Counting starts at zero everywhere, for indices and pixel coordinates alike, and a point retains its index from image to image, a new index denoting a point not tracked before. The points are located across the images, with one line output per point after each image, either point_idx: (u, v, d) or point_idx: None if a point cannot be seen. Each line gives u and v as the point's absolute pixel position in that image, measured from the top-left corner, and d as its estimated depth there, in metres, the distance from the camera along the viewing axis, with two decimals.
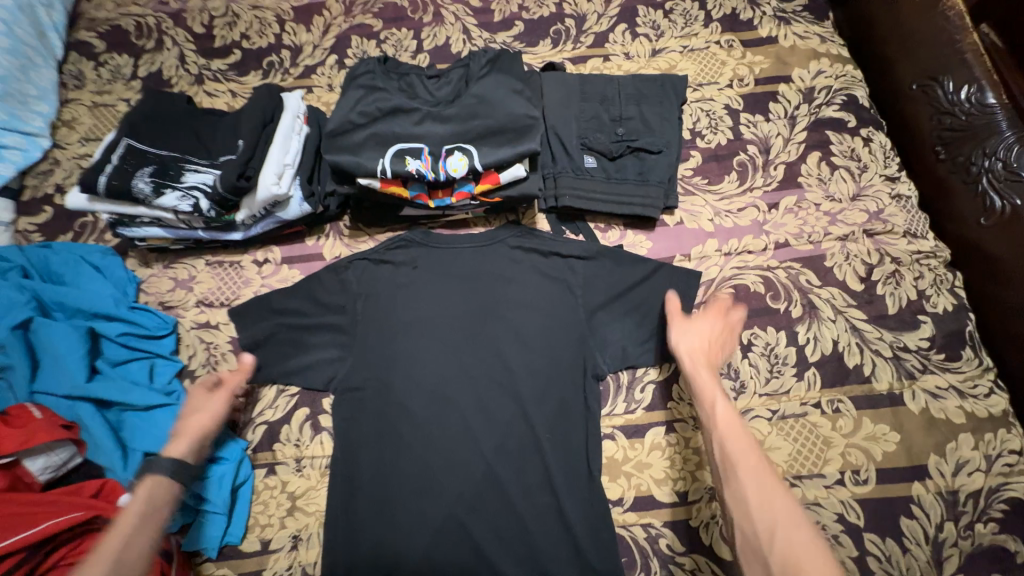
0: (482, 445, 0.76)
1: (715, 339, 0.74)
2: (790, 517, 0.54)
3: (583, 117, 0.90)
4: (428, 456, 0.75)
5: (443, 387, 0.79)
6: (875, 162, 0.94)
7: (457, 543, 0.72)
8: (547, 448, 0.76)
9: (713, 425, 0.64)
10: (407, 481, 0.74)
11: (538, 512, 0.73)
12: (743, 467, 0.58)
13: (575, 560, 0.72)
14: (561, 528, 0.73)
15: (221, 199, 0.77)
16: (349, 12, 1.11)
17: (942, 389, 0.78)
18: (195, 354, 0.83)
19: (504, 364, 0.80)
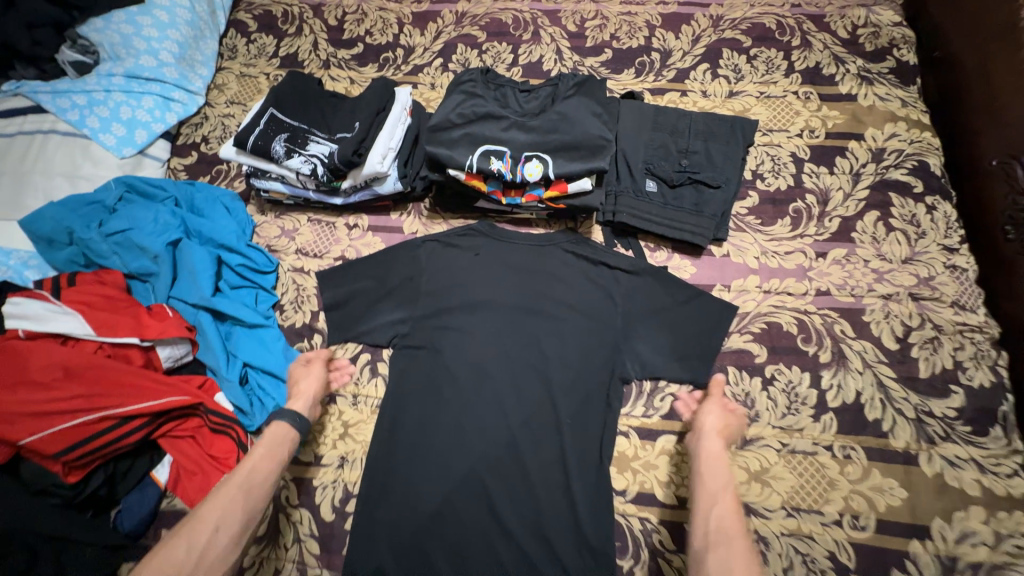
0: (509, 417, 0.86)
1: (729, 423, 0.81)
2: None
3: (652, 145, 0.99)
4: (461, 417, 0.87)
5: (484, 361, 0.90)
6: (935, 230, 0.95)
7: (474, 496, 0.82)
8: (566, 431, 0.85)
9: (709, 506, 0.72)
10: (440, 434, 0.86)
11: (548, 485, 0.82)
12: (733, 550, 0.66)
13: (574, 533, 0.80)
14: (566, 503, 0.81)
15: (335, 168, 0.93)
16: (460, 22, 1.26)
17: (961, 459, 0.79)
18: (286, 293, 0.99)
19: (540, 351, 0.90)
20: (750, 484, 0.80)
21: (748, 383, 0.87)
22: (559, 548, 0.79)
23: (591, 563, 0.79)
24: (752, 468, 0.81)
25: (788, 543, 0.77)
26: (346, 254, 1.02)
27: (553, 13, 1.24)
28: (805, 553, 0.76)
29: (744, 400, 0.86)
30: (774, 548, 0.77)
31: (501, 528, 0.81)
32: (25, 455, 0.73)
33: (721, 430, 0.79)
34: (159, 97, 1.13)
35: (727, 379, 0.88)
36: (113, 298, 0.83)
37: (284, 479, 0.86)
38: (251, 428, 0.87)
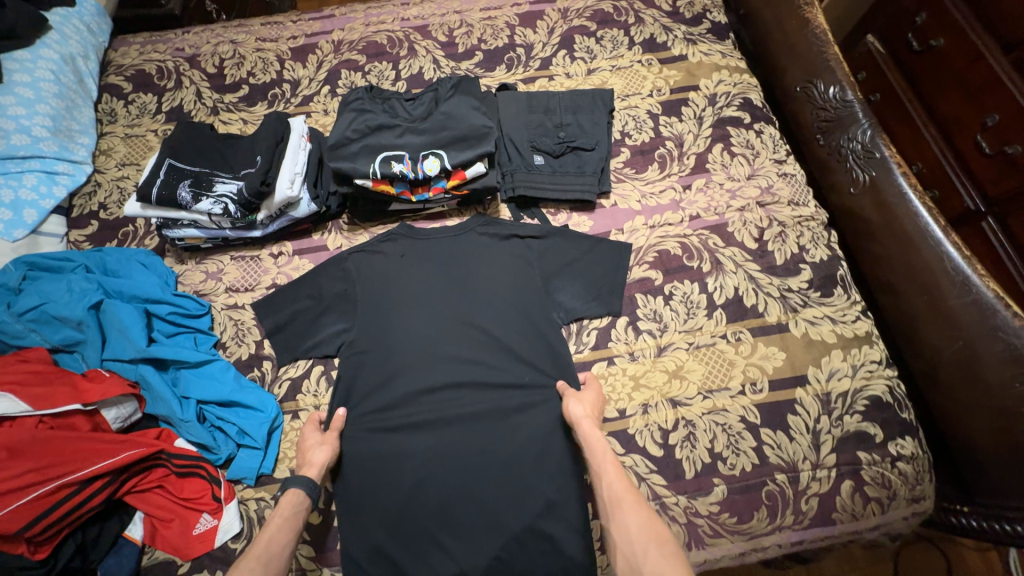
0: (465, 384, 0.97)
1: (598, 403, 0.91)
2: (659, 534, 0.72)
3: (532, 125, 1.13)
4: (423, 398, 0.96)
5: (432, 343, 1.00)
6: (765, 148, 1.18)
7: (448, 459, 0.91)
8: (517, 383, 0.97)
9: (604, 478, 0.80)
10: (408, 417, 0.95)
11: (512, 432, 0.93)
12: (627, 504, 0.76)
13: (543, 462, 0.91)
14: (531, 441, 0.93)
15: (246, 203, 0.98)
16: (338, 50, 1.34)
17: (818, 318, 1.01)
18: (225, 330, 1.02)
19: (479, 322, 1.01)
20: (671, 382, 0.96)
21: (654, 303, 1.03)
22: (533, 479, 0.90)
23: (563, 482, 0.90)
24: (670, 369, 0.97)
25: (710, 419, 0.93)
26: (278, 281, 1.07)
27: (422, 28, 1.36)
28: (724, 423, 0.93)
29: (654, 318, 1.02)
30: (700, 427, 0.93)
31: (478, 478, 0.90)
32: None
33: (590, 411, 0.88)
34: (42, 173, 1.11)
35: (637, 305, 1.04)
36: (44, 372, 0.83)
37: (264, 500, 0.89)
38: (218, 462, 0.91)
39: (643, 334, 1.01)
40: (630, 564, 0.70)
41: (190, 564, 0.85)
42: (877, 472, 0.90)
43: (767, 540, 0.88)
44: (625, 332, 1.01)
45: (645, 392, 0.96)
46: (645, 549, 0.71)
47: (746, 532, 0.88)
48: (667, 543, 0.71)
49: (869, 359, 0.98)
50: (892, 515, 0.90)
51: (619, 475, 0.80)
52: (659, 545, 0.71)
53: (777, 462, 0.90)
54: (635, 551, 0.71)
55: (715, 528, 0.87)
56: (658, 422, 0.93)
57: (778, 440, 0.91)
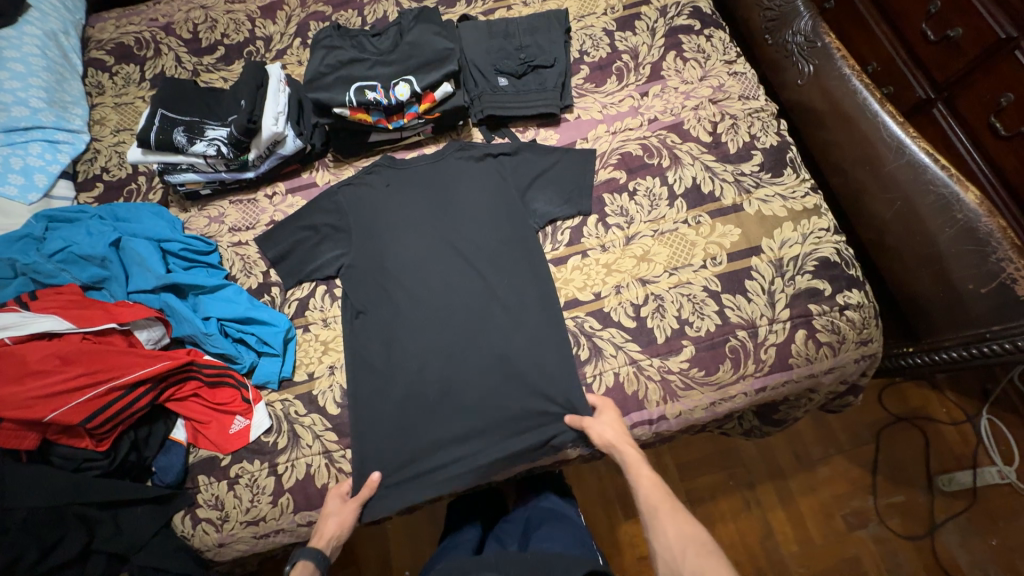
0: (457, 291, 1.07)
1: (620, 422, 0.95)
2: (697, 537, 0.79)
3: (493, 50, 1.21)
4: (420, 306, 1.06)
5: (423, 260, 1.10)
6: (716, 51, 1.25)
7: (448, 355, 1.02)
8: (503, 287, 1.07)
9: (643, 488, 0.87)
10: (407, 322, 1.05)
11: (503, 327, 1.04)
12: (663, 512, 0.84)
13: (533, 350, 1.02)
14: (522, 333, 1.03)
15: (237, 143, 1.07)
16: (304, 4, 1.41)
17: (770, 197, 1.10)
18: (234, 264, 1.12)
19: (462, 238, 1.11)
20: (640, 265, 1.06)
21: (620, 200, 1.13)
22: (524, 365, 1.01)
23: (553, 362, 1.01)
24: (639, 254, 1.07)
25: (676, 292, 1.04)
26: (275, 217, 1.17)
27: None
28: (689, 294, 1.03)
29: (621, 213, 1.12)
30: (668, 299, 1.03)
31: (475, 369, 1.01)
32: (52, 440, 0.88)
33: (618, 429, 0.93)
34: (45, 141, 1.20)
35: (605, 203, 1.13)
36: (82, 301, 0.95)
37: (288, 399, 1.01)
38: (243, 371, 1.02)
39: (612, 227, 1.11)
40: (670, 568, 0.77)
41: (230, 458, 0.97)
42: (828, 320, 1.01)
43: (733, 389, 1.00)
44: (596, 228, 1.11)
45: (617, 276, 1.06)
46: (683, 554, 0.77)
47: (713, 383, 0.99)
48: (703, 545, 0.78)
49: (818, 227, 1.07)
50: (844, 358, 1.02)
51: (653, 482, 0.88)
52: (698, 547, 0.78)
53: (737, 321, 1.01)
54: (674, 554, 0.78)
55: (685, 382, 0.99)
56: (630, 299, 1.04)
57: (737, 302, 1.02)
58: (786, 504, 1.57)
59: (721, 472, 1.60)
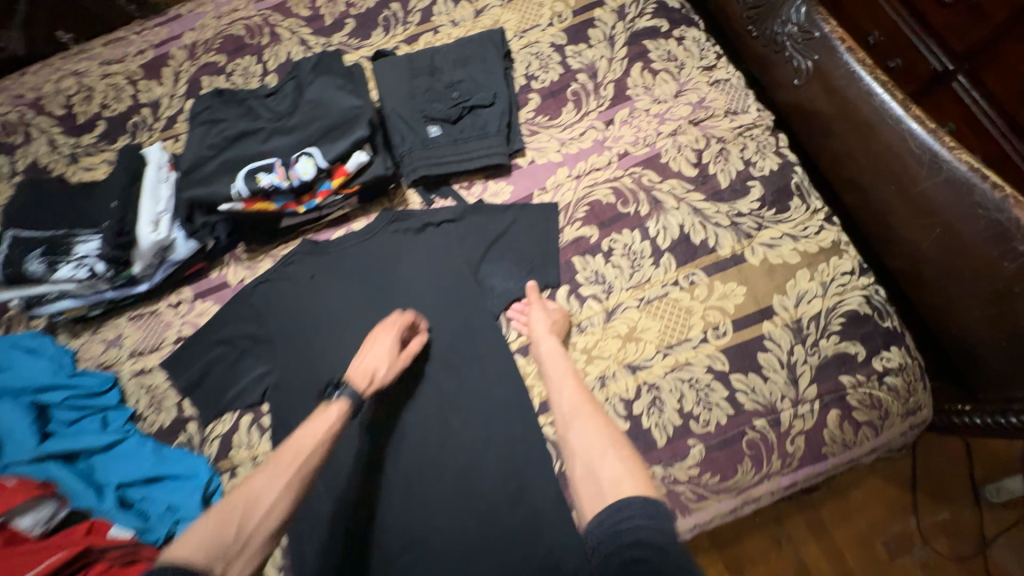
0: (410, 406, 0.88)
1: (558, 324, 0.86)
2: (617, 439, 0.68)
3: (419, 92, 0.98)
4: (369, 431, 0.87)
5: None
6: (690, 57, 1.02)
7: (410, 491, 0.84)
8: (466, 395, 0.88)
9: (563, 389, 0.77)
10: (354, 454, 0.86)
11: (472, 447, 0.85)
12: (583, 413, 0.73)
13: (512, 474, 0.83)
14: (495, 453, 0.84)
15: (112, 258, 0.86)
16: (193, 55, 1.17)
17: (776, 239, 0.89)
18: (139, 399, 0.92)
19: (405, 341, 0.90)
20: (626, 347, 0.87)
21: (594, 263, 0.92)
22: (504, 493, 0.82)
23: (536, 491, 0.82)
24: (623, 332, 0.87)
25: (675, 378, 0.84)
26: (183, 332, 0.96)
27: (280, 7, 1.18)
28: (689, 379, 0.84)
29: (596, 280, 0.91)
30: (665, 388, 0.84)
31: (437, 504, 0.83)
32: None
33: (550, 331, 0.84)
34: None
35: (576, 269, 0.92)
36: None
37: None
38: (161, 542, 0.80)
39: (588, 300, 0.90)
40: (584, 469, 0.66)
41: None
42: (865, 393, 0.81)
43: (757, 491, 0.81)
44: (568, 302, 0.91)
45: (600, 364, 0.87)
46: (602, 454, 0.66)
47: (732, 489, 0.81)
48: (619, 445, 0.67)
49: (840, 271, 0.87)
50: (888, 435, 0.83)
51: (575, 386, 0.77)
52: (618, 453, 0.66)
53: (753, 408, 0.82)
54: (592, 456, 0.66)
55: (698, 492, 0.80)
56: (618, 393, 0.85)
57: (751, 383, 0.82)
58: (819, 534, 1.38)
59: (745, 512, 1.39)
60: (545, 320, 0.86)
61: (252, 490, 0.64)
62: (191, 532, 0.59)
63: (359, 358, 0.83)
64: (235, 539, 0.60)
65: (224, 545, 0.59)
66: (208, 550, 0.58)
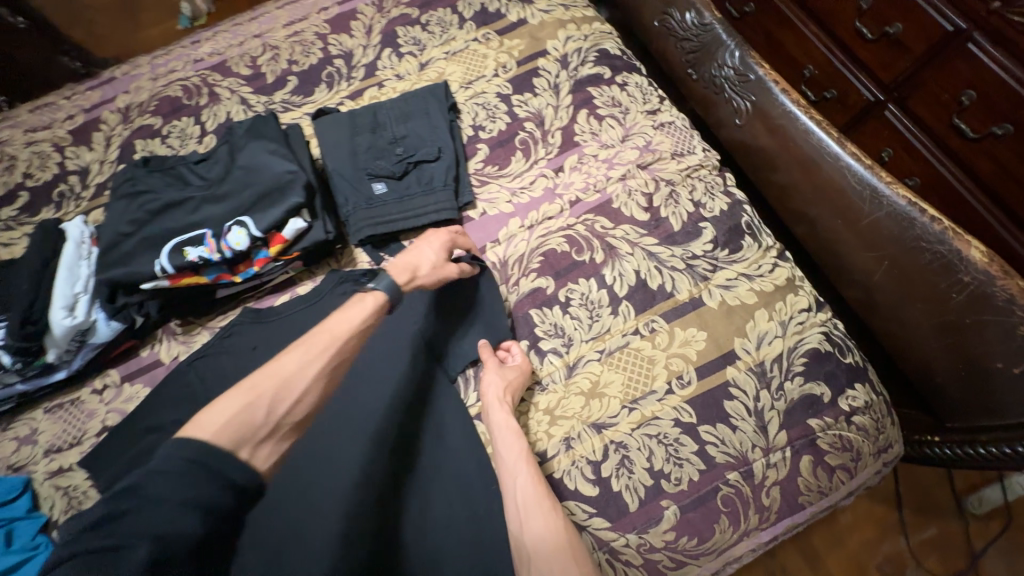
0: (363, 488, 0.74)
1: (511, 386, 0.81)
2: (572, 547, 0.69)
3: (361, 149, 0.95)
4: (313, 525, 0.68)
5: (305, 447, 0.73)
6: (634, 101, 1.03)
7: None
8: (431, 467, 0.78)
9: (517, 479, 0.74)
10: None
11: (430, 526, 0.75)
12: (540, 508, 0.71)
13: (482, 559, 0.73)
14: (460, 532, 0.75)
15: (19, 349, 0.77)
16: (126, 118, 1.12)
17: (732, 280, 0.88)
18: (55, 503, 0.82)
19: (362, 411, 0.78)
20: (590, 404, 0.82)
21: (552, 315, 0.89)
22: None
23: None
24: (586, 388, 0.83)
25: (642, 434, 0.80)
26: (109, 422, 0.87)
27: (220, 66, 1.15)
28: (658, 434, 0.80)
29: (555, 332, 0.88)
30: (634, 446, 0.80)
31: None
32: None
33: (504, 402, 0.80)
34: None
35: (533, 323, 0.89)
36: None
37: None
38: None
39: (548, 355, 0.86)
40: None
41: None
42: (834, 436, 0.79)
43: (737, 549, 0.77)
44: (528, 358, 0.86)
45: (564, 424, 0.82)
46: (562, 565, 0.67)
47: (711, 551, 0.76)
48: (575, 552, 0.68)
49: (797, 309, 0.86)
50: (863, 476, 0.80)
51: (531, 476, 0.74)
52: (576, 564, 0.67)
53: (725, 461, 0.78)
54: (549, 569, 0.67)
55: (675, 558, 0.75)
56: (585, 455, 0.80)
57: (720, 435, 0.79)
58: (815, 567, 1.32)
59: None
60: (498, 385, 0.81)
61: (286, 377, 0.66)
62: (220, 409, 0.60)
63: (410, 257, 0.83)
64: (263, 421, 0.61)
65: (249, 427, 0.60)
66: (236, 430, 0.58)
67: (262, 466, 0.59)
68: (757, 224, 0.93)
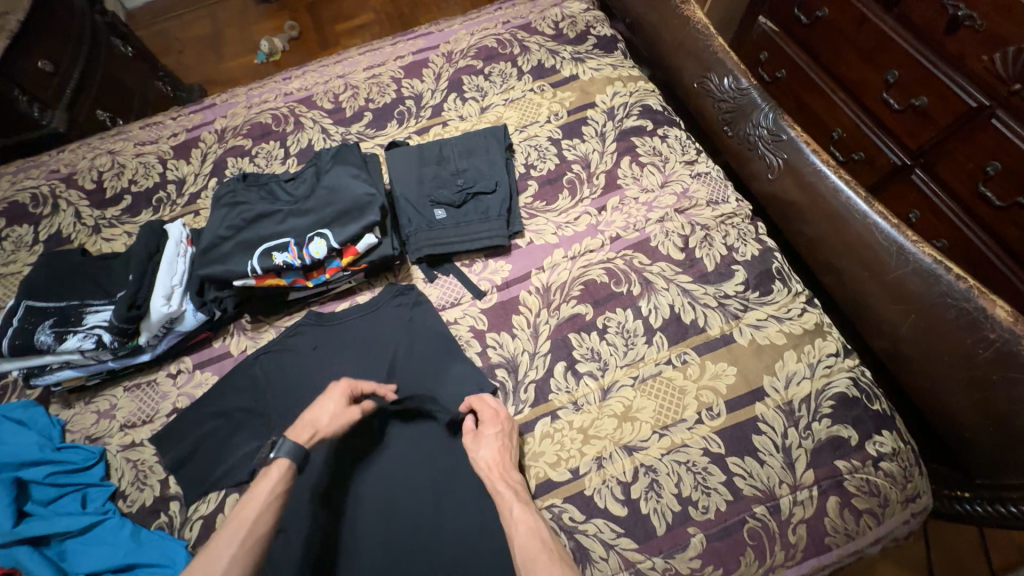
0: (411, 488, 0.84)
1: (505, 442, 0.83)
2: None
3: (426, 179, 1.07)
4: (377, 517, 0.83)
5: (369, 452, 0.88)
6: (673, 152, 1.14)
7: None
8: (463, 484, 0.85)
9: (517, 531, 0.72)
10: (360, 548, 0.80)
11: (465, 527, 0.81)
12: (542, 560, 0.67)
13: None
14: (490, 539, 0.80)
15: (120, 330, 0.88)
16: (222, 139, 1.28)
17: (762, 320, 0.94)
18: (124, 474, 0.89)
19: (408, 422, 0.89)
20: (622, 426, 0.87)
21: (589, 340, 0.95)
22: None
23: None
24: (619, 411, 0.88)
25: (672, 460, 0.84)
26: (179, 404, 0.96)
27: (306, 100, 1.32)
28: (686, 461, 0.83)
29: (592, 357, 0.94)
30: (663, 471, 0.83)
31: None
32: None
33: (498, 456, 0.81)
34: None
35: (571, 346, 0.95)
36: None
37: None
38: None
39: (584, 377, 0.92)
40: None
41: None
42: (861, 480, 0.81)
43: None
44: (565, 378, 0.92)
45: (597, 444, 0.86)
46: None
47: None
48: None
49: (825, 353, 0.90)
50: (891, 524, 0.81)
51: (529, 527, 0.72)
52: None
53: (752, 494, 0.81)
54: None
55: None
56: (616, 475, 0.84)
57: (748, 468, 0.82)
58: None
59: None
60: (493, 440, 0.83)
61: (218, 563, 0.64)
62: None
63: (312, 412, 0.81)
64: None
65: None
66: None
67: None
68: (787, 270, 0.99)
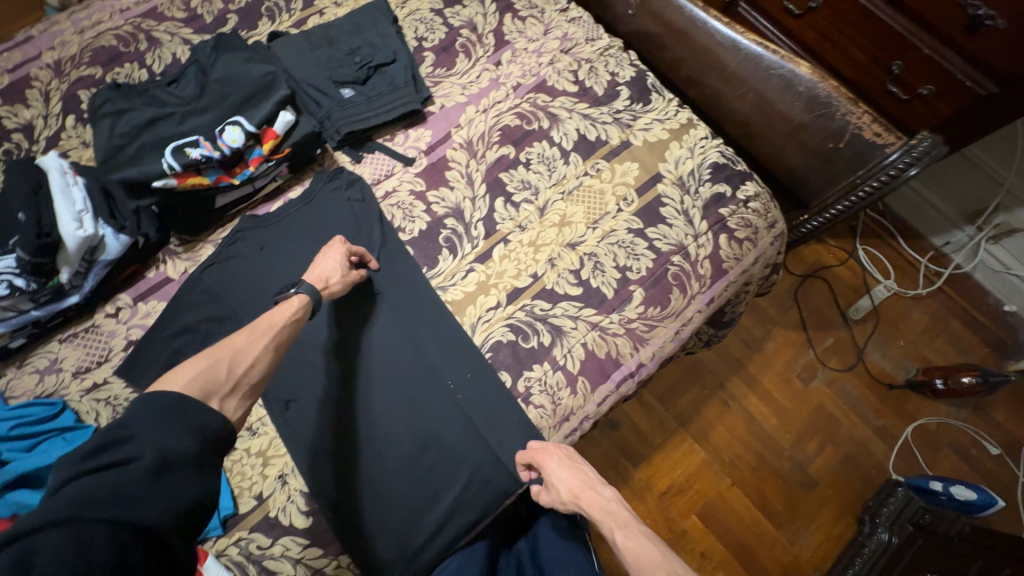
0: (372, 328, 0.94)
1: (576, 464, 0.82)
2: None
3: (323, 62, 1.07)
4: (348, 357, 0.92)
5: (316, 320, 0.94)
6: (546, 4, 1.24)
7: (385, 431, 0.88)
8: (402, 302, 0.97)
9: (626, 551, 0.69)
10: (336, 379, 0.91)
11: (416, 330, 0.95)
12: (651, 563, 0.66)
13: (464, 399, 0.91)
14: (437, 330, 0.95)
15: (34, 265, 0.82)
16: (60, 72, 1.11)
17: (649, 124, 1.13)
18: (100, 413, 0.86)
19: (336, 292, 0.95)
20: (561, 229, 1.03)
21: (519, 174, 1.08)
22: (458, 404, 0.91)
23: (484, 395, 0.91)
24: (557, 220, 1.04)
25: (606, 243, 1.02)
26: (133, 336, 0.92)
27: (150, 12, 1.17)
28: (616, 240, 1.03)
29: (525, 186, 1.07)
30: (601, 252, 1.02)
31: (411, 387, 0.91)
32: None
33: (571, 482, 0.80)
34: None
35: (504, 183, 1.07)
36: None
37: (244, 537, 0.82)
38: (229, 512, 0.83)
39: (522, 204, 1.05)
40: None
41: None
42: (739, 217, 1.07)
43: (689, 311, 1.02)
44: (506, 210, 1.05)
45: (547, 250, 1.02)
46: None
47: (671, 315, 1.01)
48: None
49: (698, 138, 1.13)
50: (763, 245, 1.09)
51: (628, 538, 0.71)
52: None
53: (669, 248, 1.03)
54: None
55: (647, 323, 0.99)
56: (567, 267, 1.01)
57: (662, 231, 1.04)
58: (754, 386, 1.68)
59: (692, 384, 1.66)
60: (564, 471, 0.81)
61: (238, 349, 0.68)
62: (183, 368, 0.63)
63: (315, 268, 0.87)
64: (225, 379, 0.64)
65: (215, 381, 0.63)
66: (204, 383, 0.62)
67: (232, 418, 0.64)
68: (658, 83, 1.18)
